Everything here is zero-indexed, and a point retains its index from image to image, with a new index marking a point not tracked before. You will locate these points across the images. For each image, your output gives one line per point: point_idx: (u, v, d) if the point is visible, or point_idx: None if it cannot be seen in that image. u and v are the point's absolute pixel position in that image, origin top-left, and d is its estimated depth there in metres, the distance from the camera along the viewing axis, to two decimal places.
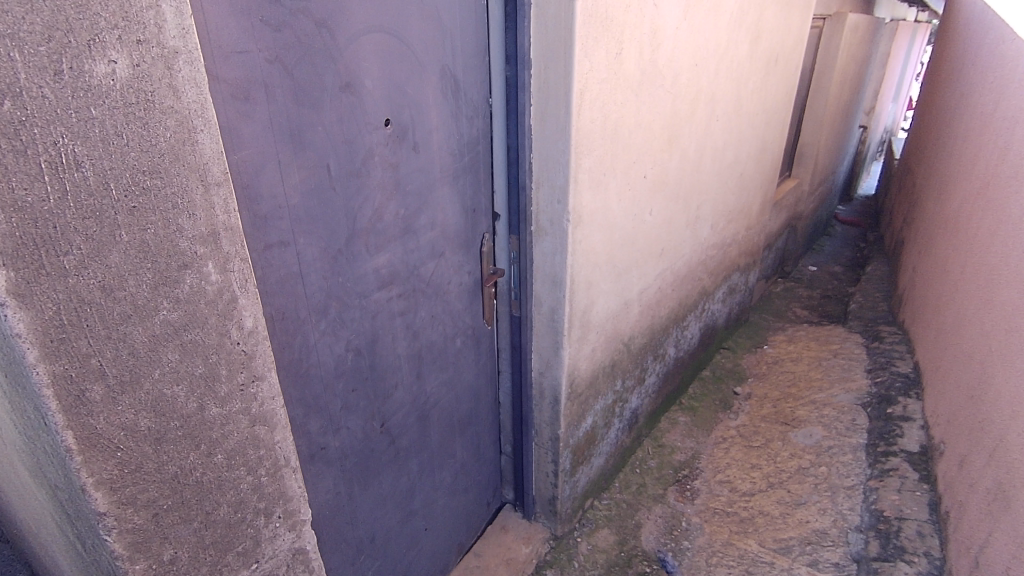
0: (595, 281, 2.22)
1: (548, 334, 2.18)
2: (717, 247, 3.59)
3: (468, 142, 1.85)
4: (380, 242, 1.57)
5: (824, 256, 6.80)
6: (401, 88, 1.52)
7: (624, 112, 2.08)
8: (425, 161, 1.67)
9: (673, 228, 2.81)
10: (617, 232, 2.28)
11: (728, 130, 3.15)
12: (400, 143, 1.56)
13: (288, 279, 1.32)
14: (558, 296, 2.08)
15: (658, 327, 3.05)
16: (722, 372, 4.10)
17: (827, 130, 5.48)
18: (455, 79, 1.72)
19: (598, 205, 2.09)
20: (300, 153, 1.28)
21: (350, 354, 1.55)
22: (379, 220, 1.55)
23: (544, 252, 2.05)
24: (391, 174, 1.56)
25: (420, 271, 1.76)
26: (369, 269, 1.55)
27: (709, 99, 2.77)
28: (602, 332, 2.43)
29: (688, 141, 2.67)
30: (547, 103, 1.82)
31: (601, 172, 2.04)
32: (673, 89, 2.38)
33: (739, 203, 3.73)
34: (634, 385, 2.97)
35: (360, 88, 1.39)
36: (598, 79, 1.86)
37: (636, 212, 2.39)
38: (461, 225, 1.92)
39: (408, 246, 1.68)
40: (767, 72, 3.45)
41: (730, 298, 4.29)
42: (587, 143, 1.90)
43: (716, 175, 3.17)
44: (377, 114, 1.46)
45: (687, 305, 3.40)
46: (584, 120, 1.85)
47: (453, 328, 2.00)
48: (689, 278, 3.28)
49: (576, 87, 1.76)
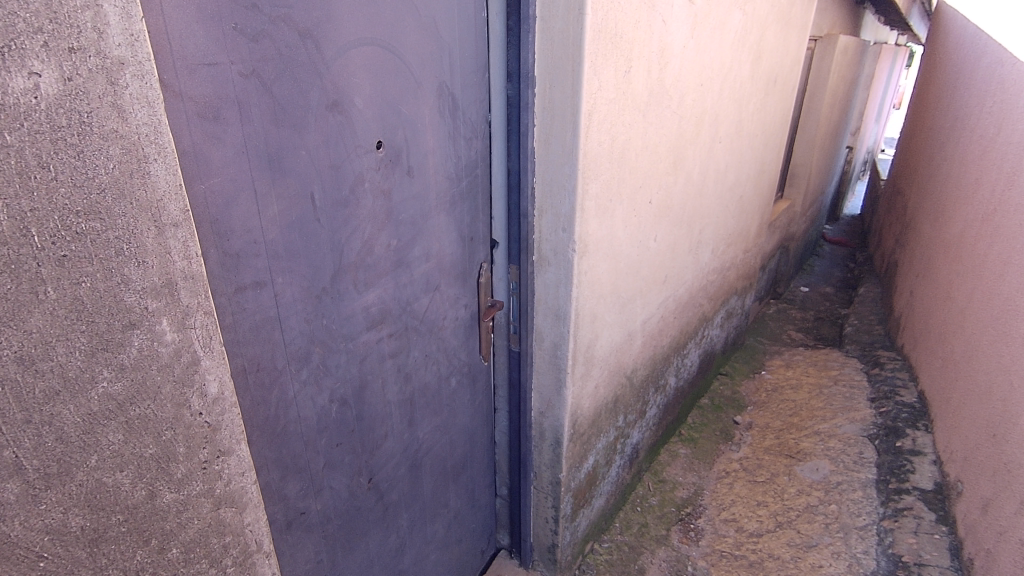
0: (599, 314, 2.07)
1: (549, 371, 2.02)
2: (717, 271, 3.48)
3: (466, 165, 1.70)
4: (369, 277, 1.40)
5: (815, 277, 6.75)
6: (395, 108, 1.37)
7: (632, 134, 1.95)
8: (421, 188, 1.52)
9: (676, 254, 2.68)
10: (622, 261, 2.14)
11: (730, 152, 3.05)
12: (394, 167, 1.41)
13: (265, 325, 1.14)
14: (562, 332, 1.93)
15: (660, 357, 2.91)
16: (720, 400, 3.96)
17: (818, 151, 5.45)
18: (453, 97, 1.57)
19: (605, 233, 1.94)
20: (279, 180, 1.11)
21: (335, 405, 1.37)
22: (369, 253, 1.38)
23: (547, 284, 1.89)
24: (383, 202, 1.40)
25: (413, 307, 1.59)
26: (357, 309, 1.38)
27: (712, 121, 2.66)
28: (606, 366, 2.27)
29: (692, 163, 2.55)
30: (552, 125, 1.68)
31: (608, 198, 1.90)
32: (679, 110, 2.26)
33: (739, 226, 3.63)
34: (635, 419, 2.81)
35: (350, 108, 1.24)
36: (606, 99, 1.73)
37: (641, 239, 2.25)
38: (457, 255, 1.76)
39: (401, 281, 1.52)
40: (767, 93, 3.37)
41: (728, 323, 4.18)
42: (595, 167, 1.76)
43: (718, 198, 3.06)
44: (368, 135, 1.31)
45: (688, 332, 3.26)
46: (592, 143, 1.71)
47: (448, 367, 1.83)
48: (690, 304, 3.15)
49: (584, 108, 1.62)
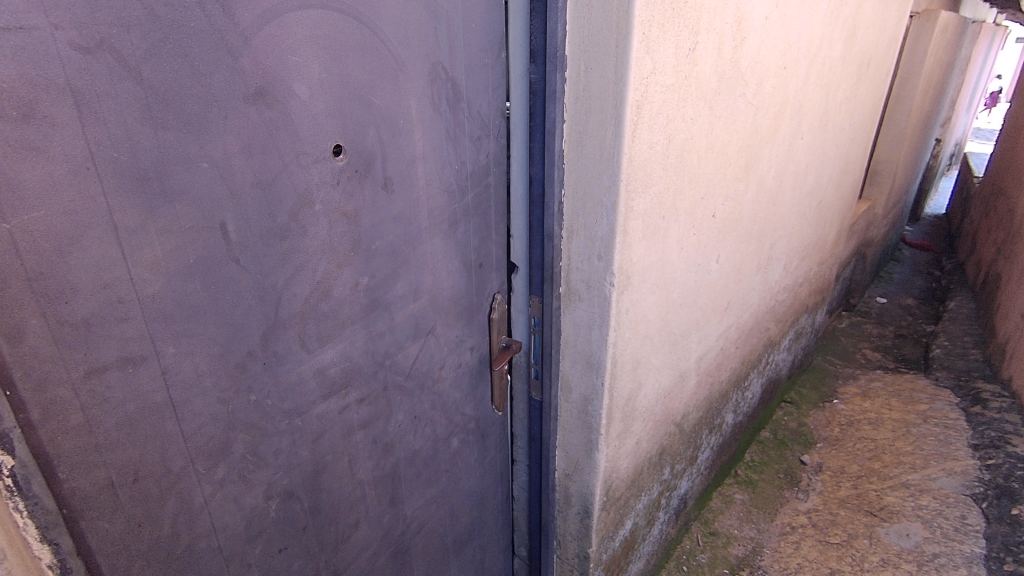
0: (644, 358, 1.64)
1: (578, 428, 1.62)
2: (788, 290, 2.96)
3: (472, 173, 1.31)
4: (327, 329, 1.03)
5: (895, 286, 6.00)
6: (363, 99, 0.98)
7: (695, 132, 1.50)
8: (405, 205, 1.14)
9: (743, 274, 2.21)
10: (675, 291, 1.70)
11: (813, 150, 2.52)
12: (363, 180, 1.02)
13: (150, 416, 0.79)
14: (594, 384, 1.52)
15: (717, 394, 2.45)
16: (784, 434, 3.45)
17: (907, 145, 4.73)
18: (454, 83, 1.18)
19: (654, 259, 1.51)
20: (164, 209, 0.75)
21: (275, 502, 1.02)
22: (325, 298, 1.01)
23: (577, 324, 1.48)
24: (345, 228, 1.02)
25: (395, 360, 1.22)
26: (308, 372, 1.02)
27: (795, 112, 2.15)
28: (651, 417, 1.85)
29: (768, 166, 2.06)
30: (588, 120, 1.26)
31: (660, 215, 1.46)
32: (756, 99, 1.79)
33: (815, 236, 3.08)
34: (684, 468, 2.37)
35: (287, 101, 0.86)
36: (663, 86, 1.29)
37: (700, 262, 1.80)
38: (460, 288, 1.37)
39: (376, 329, 1.14)
40: (859, 78, 2.80)
41: (796, 345, 3.64)
42: (643, 177, 1.33)
43: (796, 206, 2.54)
44: (320, 138, 0.92)
45: (751, 362, 2.78)
46: (641, 145, 1.28)
47: (447, 426, 1.45)
48: (756, 330, 2.67)
49: (631, 98, 1.20)
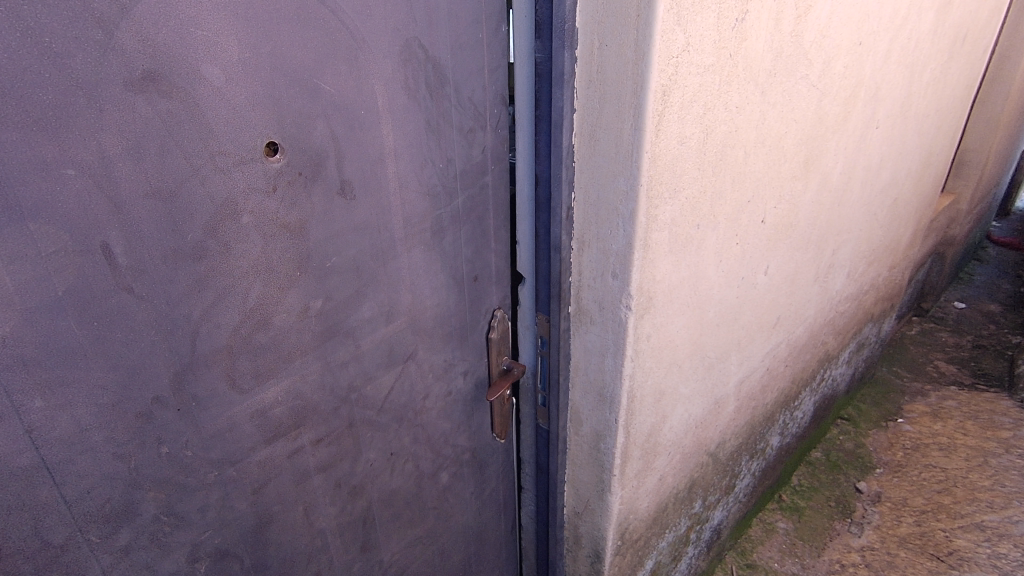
0: (670, 388, 1.41)
1: (589, 465, 1.41)
2: (851, 299, 2.62)
3: (463, 172, 1.10)
4: (266, 364, 0.86)
5: (976, 289, 5.41)
6: (305, 85, 0.79)
7: (742, 122, 1.23)
8: (371, 213, 0.94)
9: (797, 285, 1.92)
10: (711, 310, 1.45)
11: (890, 141, 2.17)
12: (311, 184, 0.84)
13: (11, 484, 0.64)
14: (606, 419, 1.30)
15: (761, 417, 2.18)
16: (838, 456, 3.14)
17: (1002, 132, 4.17)
18: (435, 63, 0.97)
19: (684, 276, 1.27)
20: (12, 230, 0.59)
21: (206, 564, 0.87)
22: (262, 328, 0.84)
23: (588, 350, 1.26)
24: (288, 243, 0.84)
25: (364, 392, 1.04)
26: (243, 414, 0.85)
27: (871, 96, 1.82)
28: (678, 449, 1.61)
29: (833, 161, 1.76)
30: (602, 109, 1.02)
31: (693, 223, 1.22)
32: (822, 82, 1.49)
33: (887, 238, 2.71)
34: (719, 498, 2.13)
35: (192, 89, 0.68)
36: (699, 66, 1.04)
37: (744, 275, 1.54)
38: (450, 305, 1.18)
39: (336, 359, 0.97)
40: (951, 57, 2.40)
41: (857, 357, 3.28)
42: (670, 179, 1.08)
43: (865, 206, 2.21)
44: (245, 134, 0.74)
45: (803, 380, 2.49)
46: (668, 141, 1.04)
47: (435, 459, 1.27)
48: (810, 345, 2.37)
49: (654, 82, 0.95)
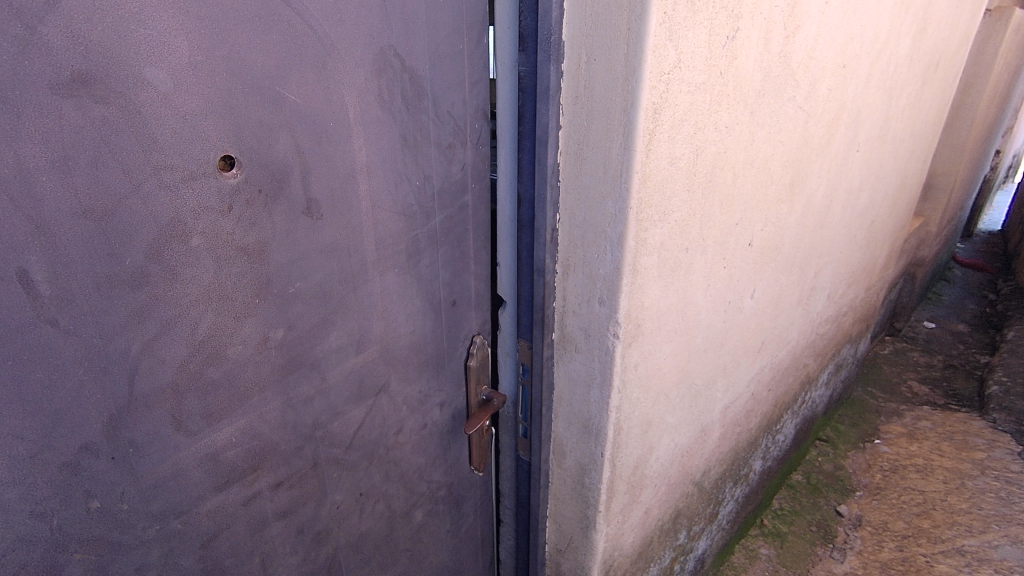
0: (657, 418, 1.35)
1: (572, 500, 1.33)
2: (831, 321, 2.61)
3: (442, 190, 1.03)
4: (218, 402, 0.77)
5: (944, 309, 5.53)
6: (266, 94, 0.71)
7: (732, 143, 1.19)
8: (340, 234, 0.86)
9: (781, 309, 1.89)
10: (698, 336, 1.40)
11: (869, 164, 2.18)
12: (271, 202, 0.76)
13: None
14: (591, 452, 1.23)
15: (745, 443, 2.13)
16: (818, 478, 3.11)
17: (967, 157, 4.29)
18: (413, 74, 0.90)
19: (672, 301, 1.21)
20: None
21: None
22: (213, 363, 0.74)
23: (573, 379, 1.19)
24: (246, 268, 0.75)
25: (330, 429, 0.95)
26: (190, 460, 0.75)
27: (852, 120, 1.82)
28: (664, 480, 1.55)
29: (817, 183, 1.74)
30: (590, 126, 0.97)
31: (682, 246, 1.17)
32: (808, 104, 1.47)
33: (864, 260, 2.73)
34: (703, 527, 2.07)
35: (134, 94, 0.60)
36: (691, 84, 0.99)
37: (731, 299, 1.49)
38: (426, 332, 1.10)
39: (299, 395, 0.88)
40: (925, 83, 2.44)
41: (835, 378, 3.28)
42: (660, 201, 1.03)
43: (845, 228, 2.21)
44: (195, 145, 0.66)
45: (785, 404, 2.46)
46: (659, 162, 0.99)
47: (408, 498, 1.18)
48: (792, 368, 2.34)
49: (646, 100, 0.90)
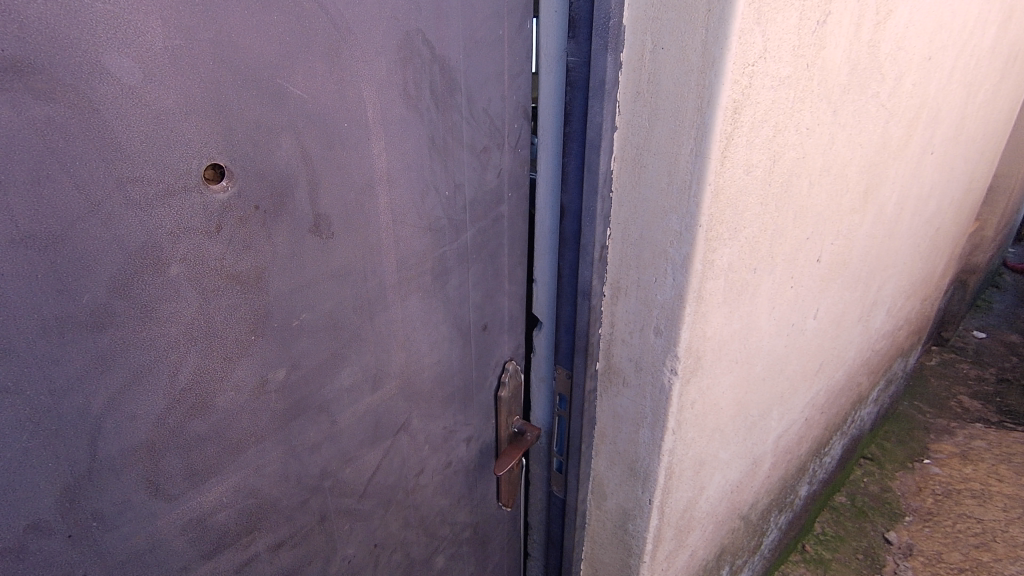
0: (710, 456, 1.19)
1: (613, 546, 1.19)
2: (887, 336, 2.41)
3: (475, 200, 0.88)
4: (205, 459, 0.64)
5: (996, 318, 5.20)
6: (265, 88, 0.58)
7: (811, 147, 1.03)
8: (354, 255, 0.72)
9: (842, 327, 1.71)
10: (759, 364, 1.23)
11: (942, 166, 1.97)
12: (271, 220, 0.62)
13: None
14: (638, 498, 1.08)
15: (794, 469, 1.96)
16: (864, 501, 2.90)
17: None
18: (444, 63, 0.75)
19: (735, 329, 1.05)
20: None
21: None
22: (199, 414, 0.62)
23: (618, 415, 1.05)
24: (240, 300, 0.62)
25: (342, 476, 0.82)
26: (171, 528, 0.63)
27: (931, 119, 1.62)
28: (712, 520, 1.39)
29: (890, 190, 1.55)
30: (653, 128, 0.81)
31: (750, 266, 1.01)
32: (892, 100, 1.28)
33: (926, 270, 2.50)
34: (747, 559, 1.90)
35: (89, 88, 0.46)
36: (775, 78, 0.83)
37: (795, 321, 1.32)
38: (453, 361, 0.96)
39: (305, 441, 0.75)
40: (1003, 77, 2.20)
41: (885, 393, 3.06)
42: (732, 216, 0.88)
43: (911, 238, 2.00)
44: (172, 152, 0.52)
45: (835, 425, 2.27)
46: (734, 171, 0.83)
47: (429, 543, 1.05)
48: (846, 388, 2.15)
49: (726, 98, 0.74)
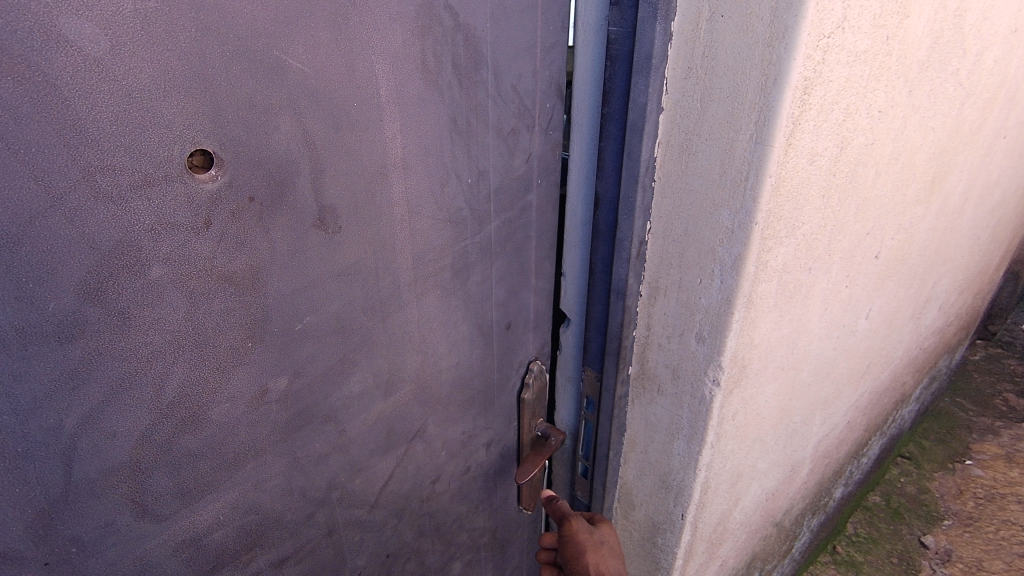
0: (749, 467, 1.11)
1: (639, 558, 1.12)
2: (936, 333, 2.26)
3: (500, 188, 0.80)
4: (198, 477, 0.58)
5: None
6: (260, 61, 0.50)
7: (882, 131, 0.91)
8: (365, 251, 0.65)
9: (893, 327, 1.58)
10: (806, 369, 1.13)
11: (1012, 152, 1.79)
12: (269, 213, 0.55)
13: None
14: (669, 511, 1.01)
15: (831, 473, 1.85)
16: (900, 502, 2.78)
17: None
18: (468, 33, 0.66)
19: (784, 334, 0.96)
20: None
21: None
22: (190, 429, 0.55)
23: (652, 424, 0.97)
24: (236, 304, 0.55)
25: (351, 487, 0.76)
26: (162, 550, 0.57)
27: (1008, 99, 1.46)
28: (745, 530, 1.31)
29: (958, 179, 1.41)
30: (707, 109, 0.73)
31: (806, 266, 0.90)
32: (971, 79, 1.14)
33: (982, 264, 2.33)
34: (777, 565, 1.82)
35: (41, 58, 0.39)
36: (852, 53, 0.72)
37: (847, 322, 1.21)
38: (473, 362, 0.88)
39: (311, 453, 0.68)
40: None
41: (928, 391, 2.90)
42: (790, 212, 0.78)
43: (973, 230, 1.84)
44: (149, 136, 0.45)
45: (876, 426, 2.14)
46: (797, 160, 0.74)
47: (446, 550, 0.99)
48: (891, 388, 2.02)
49: (796, 75, 0.65)
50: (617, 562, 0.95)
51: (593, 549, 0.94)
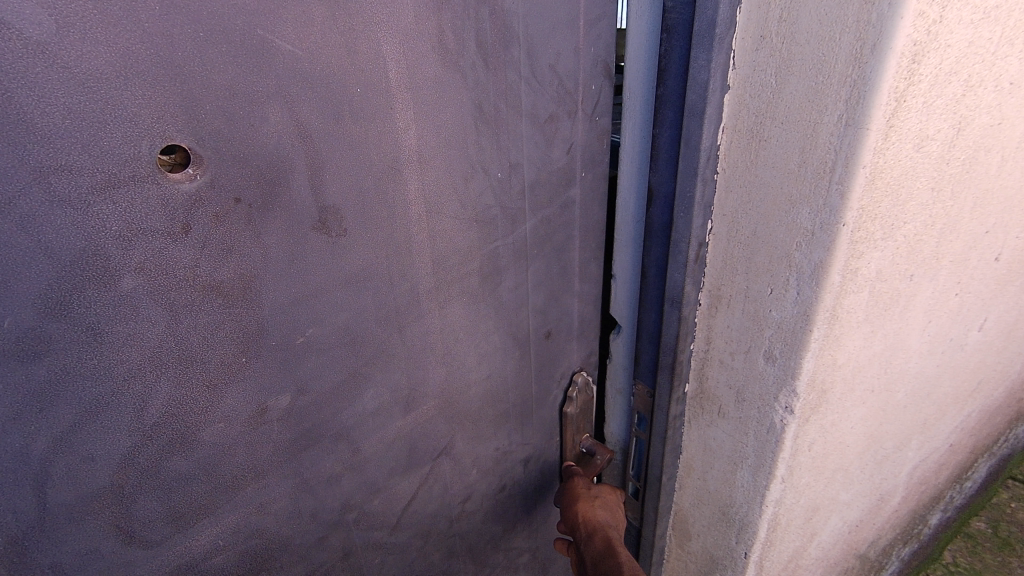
0: (828, 500, 0.96)
1: None
2: None
3: (536, 182, 0.70)
4: (191, 501, 0.53)
5: None
6: (241, 42, 0.43)
7: (1013, 108, 0.74)
8: (376, 256, 0.58)
9: (1012, 338, 1.35)
10: (901, 390, 0.97)
11: None
12: (259, 215, 0.49)
13: None
14: (730, 547, 0.89)
15: (927, 499, 1.63)
16: (1009, 531, 2.45)
17: None
18: (495, 4, 0.57)
19: (876, 352, 0.81)
20: None
21: None
22: (179, 451, 0.51)
23: (711, 449, 0.85)
24: (225, 316, 0.50)
25: (369, 508, 0.70)
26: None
27: None
28: (821, 566, 1.16)
29: None
30: (783, 86, 0.61)
31: (907, 272, 0.75)
32: None
33: None
34: None
35: None
36: (978, 9, 0.57)
37: (954, 336, 1.03)
38: (507, 374, 0.80)
39: (320, 474, 0.63)
40: None
41: None
42: (889, 210, 0.64)
43: None
44: (110, 131, 0.40)
45: (984, 446, 1.88)
46: (900, 146, 0.60)
47: (479, 572, 0.92)
48: (1004, 406, 1.75)
49: (903, 40, 0.52)
50: (608, 520, 0.85)
51: (584, 498, 0.87)
